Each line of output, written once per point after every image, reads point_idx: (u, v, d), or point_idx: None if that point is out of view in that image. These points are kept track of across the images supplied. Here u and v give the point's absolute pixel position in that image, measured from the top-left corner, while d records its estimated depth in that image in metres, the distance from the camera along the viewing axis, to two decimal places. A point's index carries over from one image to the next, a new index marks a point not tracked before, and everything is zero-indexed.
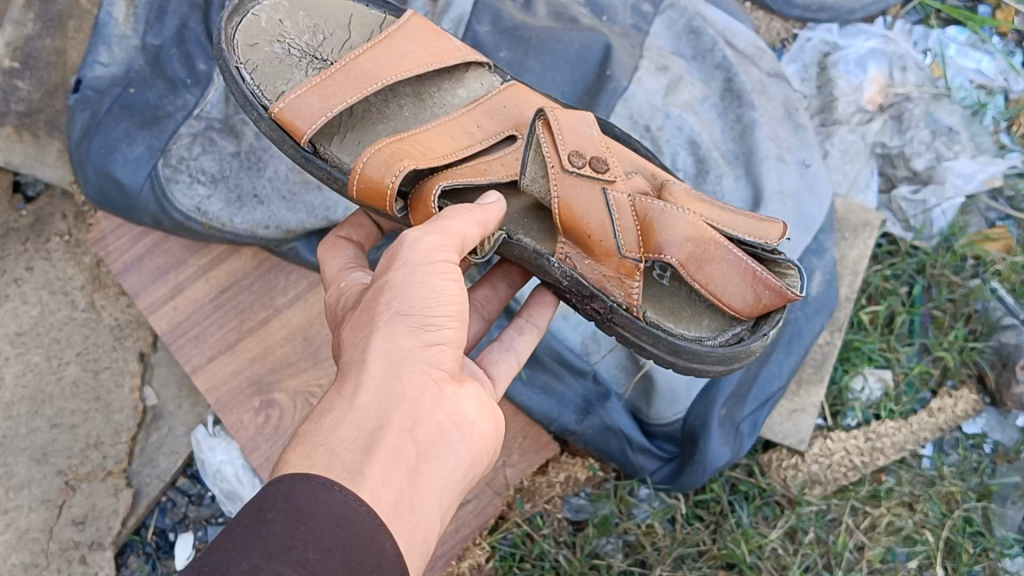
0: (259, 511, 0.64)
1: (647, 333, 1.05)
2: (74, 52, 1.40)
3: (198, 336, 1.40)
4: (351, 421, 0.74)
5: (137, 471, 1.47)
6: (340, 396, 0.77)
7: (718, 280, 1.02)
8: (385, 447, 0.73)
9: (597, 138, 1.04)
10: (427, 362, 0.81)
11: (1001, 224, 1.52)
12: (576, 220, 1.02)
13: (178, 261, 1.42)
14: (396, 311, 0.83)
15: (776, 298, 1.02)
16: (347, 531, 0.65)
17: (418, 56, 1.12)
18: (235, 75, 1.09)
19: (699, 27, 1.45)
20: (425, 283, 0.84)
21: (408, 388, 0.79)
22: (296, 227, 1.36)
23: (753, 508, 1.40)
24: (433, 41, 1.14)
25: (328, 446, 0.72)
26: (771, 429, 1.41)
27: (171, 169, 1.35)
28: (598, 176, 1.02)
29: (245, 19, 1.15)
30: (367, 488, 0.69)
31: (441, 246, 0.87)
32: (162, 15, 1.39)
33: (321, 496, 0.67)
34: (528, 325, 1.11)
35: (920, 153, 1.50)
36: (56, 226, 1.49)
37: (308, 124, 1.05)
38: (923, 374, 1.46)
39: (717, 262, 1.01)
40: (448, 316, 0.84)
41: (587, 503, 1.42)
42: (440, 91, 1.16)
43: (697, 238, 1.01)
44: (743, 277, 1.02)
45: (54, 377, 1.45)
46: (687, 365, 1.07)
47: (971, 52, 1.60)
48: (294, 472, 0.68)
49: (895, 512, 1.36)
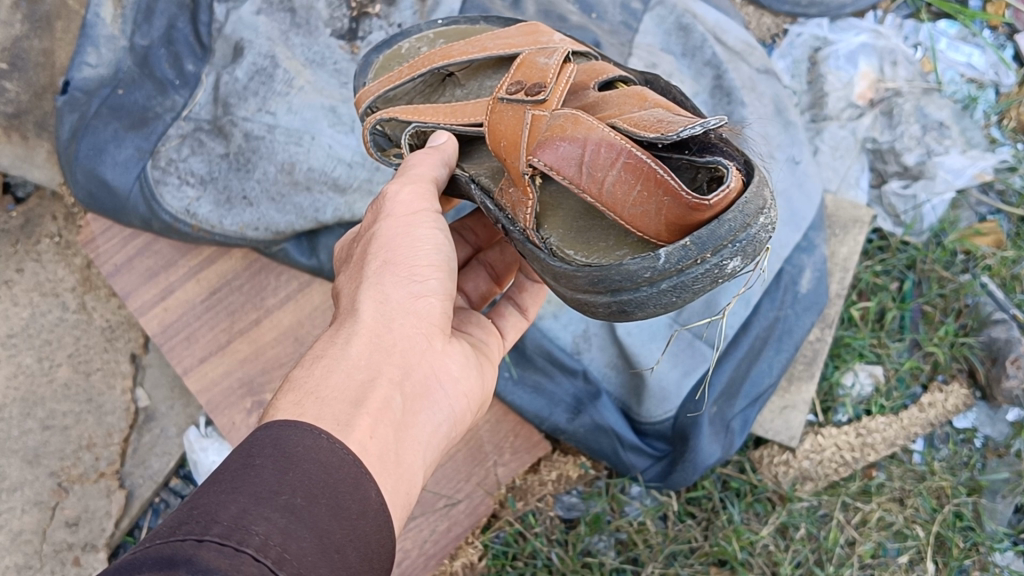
0: (247, 456, 0.63)
1: (537, 261, 0.88)
2: (62, 53, 1.39)
3: (189, 337, 1.40)
4: (342, 370, 0.76)
5: (129, 472, 1.47)
6: (333, 343, 0.79)
7: (614, 189, 0.78)
8: (375, 400, 0.75)
9: (551, 65, 0.91)
10: (416, 313, 0.83)
11: (993, 218, 1.51)
12: (498, 144, 0.90)
13: (168, 262, 1.42)
14: (381, 261, 0.85)
15: (670, 204, 0.73)
16: (333, 478, 0.65)
17: (490, 45, 1.05)
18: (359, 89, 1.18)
19: (688, 24, 1.45)
20: (408, 232, 0.87)
21: (399, 340, 0.81)
22: (285, 228, 1.34)
23: (744, 504, 1.40)
24: (527, 37, 1.05)
25: (318, 395, 0.72)
26: (762, 426, 1.41)
27: (160, 171, 1.35)
28: (527, 97, 0.88)
29: (392, 48, 1.21)
30: (355, 440, 0.69)
31: (423, 196, 0.89)
32: (150, 15, 1.39)
33: (309, 443, 0.66)
34: (530, 281, 1.12)
35: (910, 148, 1.50)
36: (46, 228, 1.49)
37: (361, 100, 1.11)
38: (913, 370, 1.47)
39: (606, 167, 0.78)
40: (434, 266, 0.86)
41: (579, 501, 1.43)
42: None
43: (584, 140, 0.80)
44: (638, 181, 0.75)
45: (46, 379, 1.45)
46: (576, 297, 0.84)
47: (963, 46, 1.58)
48: (281, 419, 0.68)
49: (886, 507, 1.37)
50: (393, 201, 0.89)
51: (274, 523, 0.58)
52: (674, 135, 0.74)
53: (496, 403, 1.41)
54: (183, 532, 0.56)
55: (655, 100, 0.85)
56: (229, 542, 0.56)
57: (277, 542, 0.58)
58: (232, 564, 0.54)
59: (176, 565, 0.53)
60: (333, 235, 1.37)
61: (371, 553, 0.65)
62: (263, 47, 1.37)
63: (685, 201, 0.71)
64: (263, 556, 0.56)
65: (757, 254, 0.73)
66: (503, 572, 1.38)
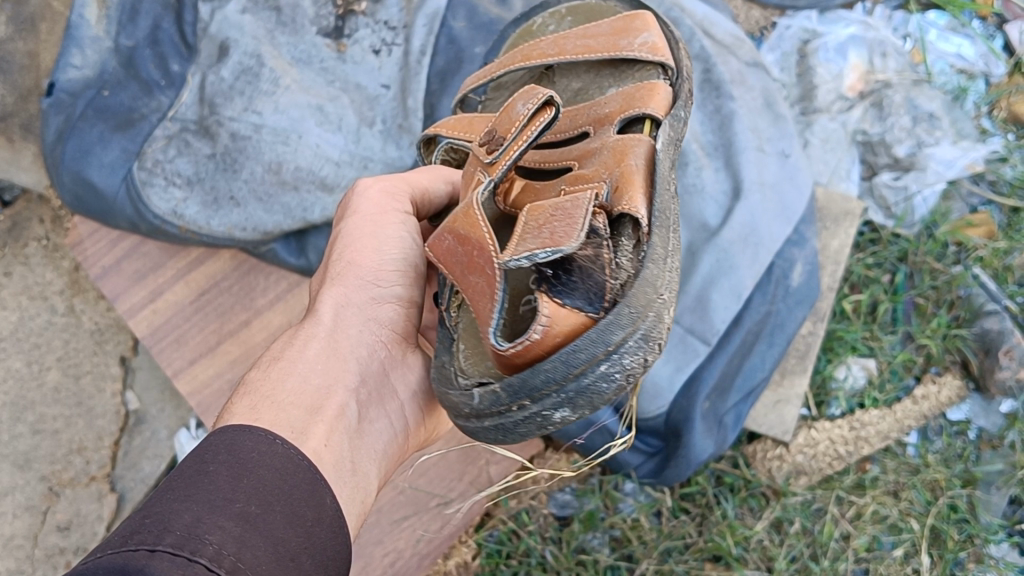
0: (202, 463, 0.67)
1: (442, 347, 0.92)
2: (47, 55, 1.39)
3: (178, 340, 1.40)
4: (299, 373, 0.82)
5: (121, 475, 1.45)
6: (291, 345, 0.85)
7: (474, 300, 0.81)
8: (330, 407, 0.81)
9: (518, 119, 0.87)
10: (375, 318, 0.90)
11: (985, 209, 1.50)
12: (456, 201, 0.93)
13: (156, 265, 1.41)
14: (343, 263, 0.91)
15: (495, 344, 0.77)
16: (287, 483, 0.69)
17: (569, 49, 1.13)
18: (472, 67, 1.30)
19: (677, 17, 1.43)
20: (375, 233, 0.92)
21: (354, 345, 0.87)
22: (273, 229, 1.33)
23: (738, 499, 1.40)
24: (611, 38, 1.11)
25: (274, 399, 0.77)
26: (756, 420, 1.41)
27: (146, 172, 1.34)
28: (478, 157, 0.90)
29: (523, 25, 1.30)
30: (311, 447, 0.74)
31: (392, 196, 0.94)
32: (134, 16, 1.39)
33: (263, 448, 0.70)
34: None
35: (901, 140, 1.49)
36: (34, 231, 1.48)
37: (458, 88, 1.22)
38: (907, 362, 1.46)
39: (474, 274, 0.81)
40: (400, 271, 0.92)
41: (572, 499, 1.41)
42: (599, 90, 1.13)
43: (460, 239, 0.82)
44: (484, 303, 0.79)
45: (35, 383, 1.45)
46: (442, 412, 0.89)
47: (952, 37, 1.57)
48: (236, 425, 0.72)
49: (880, 501, 1.37)
50: (363, 200, 0.94)
51: (228, 532, 0.61)
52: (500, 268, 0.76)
53: None
54: (136, 542, 0.59)
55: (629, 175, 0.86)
56: (182, 552, 0.58)
57: (231, 551, 0.60)
58: (185, 574, 0.56)
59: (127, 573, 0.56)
60: (322, 234, 1.35)
61: (325, 557, 0.69)
62: (249, 47, 1.36)
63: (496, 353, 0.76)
64: (216, 565, 0.58)
65: (584, 406, 0.77)
66: (497, 570, 1.38)
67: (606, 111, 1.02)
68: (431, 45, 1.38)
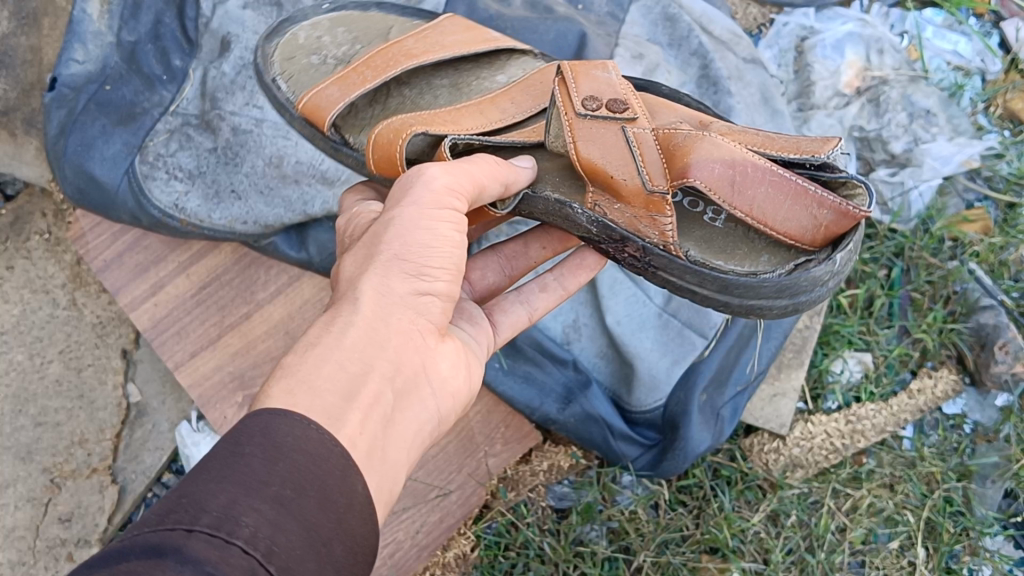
0: (237, 445, 0.64)
1: (689, 271, 0.98)
2: (49, 50, 1.40)
3: (180, 332, 1.41)
4: (336, 360, 0.74)
5: (122, 467, 1.47)
6: (327, 331, 0.77)
7: (767, 203, 0.93)
8: (366, 394, 0.74)
9: (616, 82, 1.01)
10: (415, 309, 0.82)
11: (981, 205, 1.52)
12: (595, 160, 0.98)
13: (158, 257, 1.42)
14: (393, 252, 0.83)
15: (836, 217, 0.91)
16: (322, 470, 0.66)
17: (449, 43, 1.17)
18: (272, 90, 1.19)
19: (675, 14, 1.45)
20: (426, 227, 0.85)
21: (393, 334, 0.79)
22: (273, 223, 1.35)
23: (735, 492, 1.41)
24: (471, 33, 1.19)
25: (311, 384, 0.71)
26: (752, 414, 1.43)
27: (148, 166, 1.35)
28: (617, 114, 0.99)
29: (284, 38, 1.24)
30: (346, 435, 0.70)
31: (453, 191, 0.88)
32: (137, 11, 1.39)
33: (299, 433, 0.67)
34: (553, 284, 1.13)
35: (898, 136, 1.51)
36: (36, 225, 1.49)
37: (328, 110, 1.12)
38: (902, 356, 1.47)
39: (756, 185, 0.92)
40: (445, 267, 0.85)
41: (570, 490, 1.43)
42: (480, 79, 1.20)
43: (730, 161, 0.92)
44: (791, 199, 0.92)
45: (37, 375, 1.46)
46: (743, 304, 0.99)
47: (949, 34, 1.58)
48: (273, 408, 0.68)
49: (875, 493, 1.38)
50: (424, 186, 0.86)
51: (263, 515, 0.61)
52: (821, 159, 0.92)
53: (487, 393, 1.42)
54: (173, 521, 0.59)
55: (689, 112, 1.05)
56: (219, 533, 0.58)
57: (266, 535, 0.60)
58: (222, 556, 0.57)
59: (165, 553, 0.56)
60: (323, 228, 1.37)
61: (356, 545, 0.66)
62: (250, 41, 1.38)
63: (856, 217, 0.90)
64: (252, 547, 0.59)
65: None
66: (496, 562, 1.38)
67: None
68: None
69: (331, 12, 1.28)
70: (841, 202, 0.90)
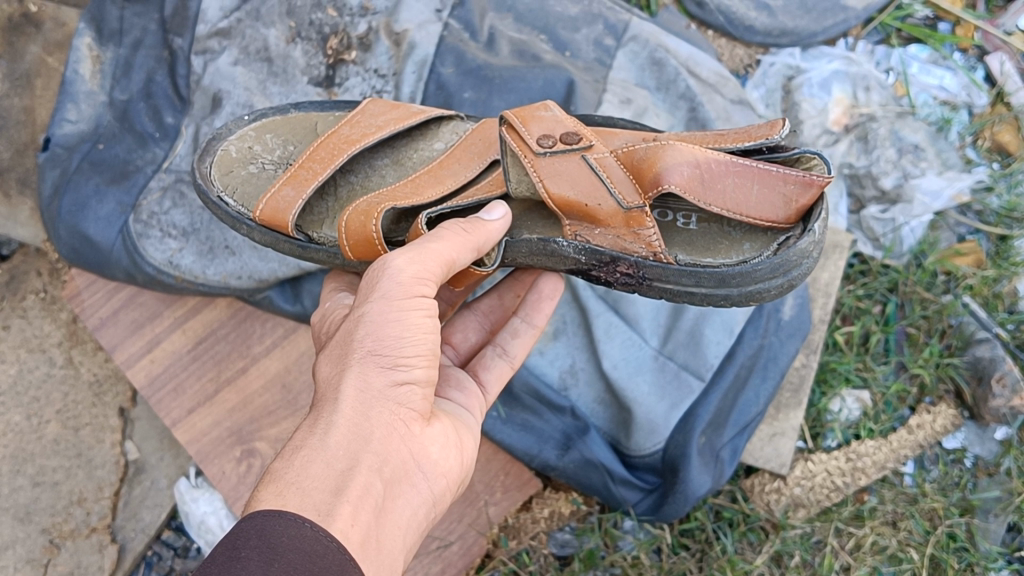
0: (233, 549, 0.64)
1: (683, 273, 0.98)
2: (42, 110, 1.44)
3: (176, 389, 1.41)
4: (322, 460, 0.75)
5: (121, 526, 1.46)
6: (311, 433, 0.78)
7: (736, 192, 0.94)
8: (355, 487, 0.74)
9: (563, 115, 1.01)
10: (396, 401, 0.82)
11: (972, 238, 1.52)
12: (566, 194, 0.99)
13: (153, 314, 1.42)
14: (369, 350, 0.82)
15: (804, 189, 0.92)
16: (317, 565, 0.66)
17: (385, 122, 1.12)
18: (218, 202, 1.14)
19: (662, 58, 1.45)
20: (399, 320, 0.84)
21: (377, 428, 0.79)
22: (267, 276, 1.35)
23: (737, 534, 1.41)
24: (398, 109, 1.14)
25: (300, 484, 0.72)
26: (751, 454, 1.42)
27: (142, 225, 1.36)
28: (573, 146, 0.99)
29: (216, 155, 1.19)
30: (338, 529, 0.70)
31: (421, 277, 0.87)
32: (128, 70, 1.41)
33: (292, 533, 0.67)
34: (523, 326, 1.12)
35: (887, 172, 1.50)
36: (32, 284, 1.49)
37: (288, 213, 1.08)
38: (900, 392, 1.47)
39: (724, 178, 0.94)
40: (420, 355, 0.84)
41: (572, 537, 1.43)
42: (421, 151, 1.16)
43: (692, 160, 0.94)
44: (757, 181, 0.93)
45: (35, 436, 1.45)
46: (743, 292, 0.98)
47: (934, 69, 1.59)
48: (265, 509, 0.69)
49: (878, 531, 1.38)
50: (392, 279, 0.85)
51: None
52: (776, 139, 0.93)
53: (485, 442, 1.41)
54: None
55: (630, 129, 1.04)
56: None
57: None
58: None
59: None
60: (317, 280, 1.37)
61: None
62: (240, 98, 1.39)
63: (823, 184, 0.91)
64: None
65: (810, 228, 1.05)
66: None
67: None
68: (421, 93, 1.40)
69: (256, 123, 1.22)
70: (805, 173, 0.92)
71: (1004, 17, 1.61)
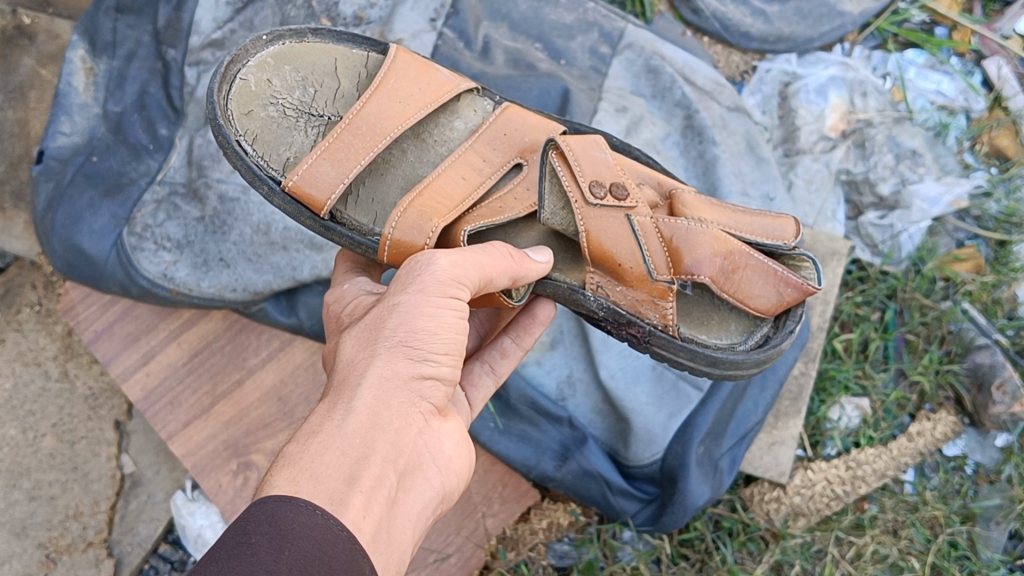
0: (243, 535, 0.62)
1: (685, 350, 1.05)
2: (36, 122, 1.43)
3: (172, 402, 1.40)
4: (337, 447, 0.71)
5: (117, 539, 1.46)
6: (328, 418, 0.74)
7: (747, 285, 1.03)
8: (370, 476, 0.71)
9: (612, 164, 1.03)
10: (418, 395, 0.79)
11: (971, 243, 1.51)
12: (606, 249, 1.01)
13: (148, 327, 1.42)
14: (398, 339, 0.79)
15: (798, 294, 1.03)
16: (328, 556, 0.63)
17: (420, 98, 1.09)
18: (238, 151, 1.06)
19: (657, 65, 1.44)
20: (434, 314, 0.81)
21: (397, 419, 0.76)
22: (262, 288, 1.34)
23: (737, 544, 1.40)
24: (426, 77, 1.11)
25: (313, 471, 0.69)
26: (751, 463, 1.41)
27: (136, 237, 1.35)
28: (621, 203, 1.01)
29: (234, 85, 1.09)
30: (350, 519, 0.67)
31: (459, 280, 0.84)
32: (122, 82, 1.41)
33: (304, 519, 0.65)
34: (513, 347, 1.10)
35: (885, 178, 1.49)
36: (27, 297, 1.48)
37: (326, 194, 1.04)
38: (900, 400, 1.46)
39: (740, 271, 1.02)
40: (448, 353, 0.82)
41: (571, 548, 1.42)
42: (437, 125, 1.13)
43: (720, 251, 1.02)
44: (767, 279, 1.03)
45: (31, 449, 1.45)
46: (724, 373, 1.07)
47: (931, 74, 1.58)
48: (278, 494, 0.66)
49: (879, 540, 1.36)
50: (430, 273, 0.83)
51: None
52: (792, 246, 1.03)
53: (483, 453, 1.41)
54: None
55: (645, 170, 1.10)
56: None
57: None
58: None
59: None
60: (312, 292, 1.37)
61: None
62: None
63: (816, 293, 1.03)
64: None
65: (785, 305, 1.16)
66: None
67: (527, 140, 1.08)
68: None
69: (275, 46, 1.12)
70: (804, 283, 1.02)
71: (1002, 21, 1.60)
